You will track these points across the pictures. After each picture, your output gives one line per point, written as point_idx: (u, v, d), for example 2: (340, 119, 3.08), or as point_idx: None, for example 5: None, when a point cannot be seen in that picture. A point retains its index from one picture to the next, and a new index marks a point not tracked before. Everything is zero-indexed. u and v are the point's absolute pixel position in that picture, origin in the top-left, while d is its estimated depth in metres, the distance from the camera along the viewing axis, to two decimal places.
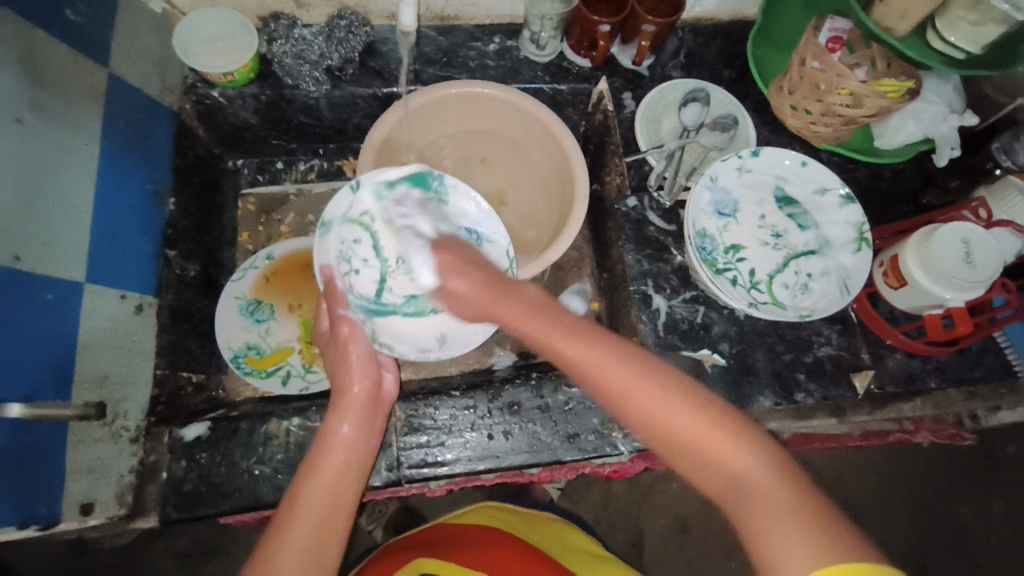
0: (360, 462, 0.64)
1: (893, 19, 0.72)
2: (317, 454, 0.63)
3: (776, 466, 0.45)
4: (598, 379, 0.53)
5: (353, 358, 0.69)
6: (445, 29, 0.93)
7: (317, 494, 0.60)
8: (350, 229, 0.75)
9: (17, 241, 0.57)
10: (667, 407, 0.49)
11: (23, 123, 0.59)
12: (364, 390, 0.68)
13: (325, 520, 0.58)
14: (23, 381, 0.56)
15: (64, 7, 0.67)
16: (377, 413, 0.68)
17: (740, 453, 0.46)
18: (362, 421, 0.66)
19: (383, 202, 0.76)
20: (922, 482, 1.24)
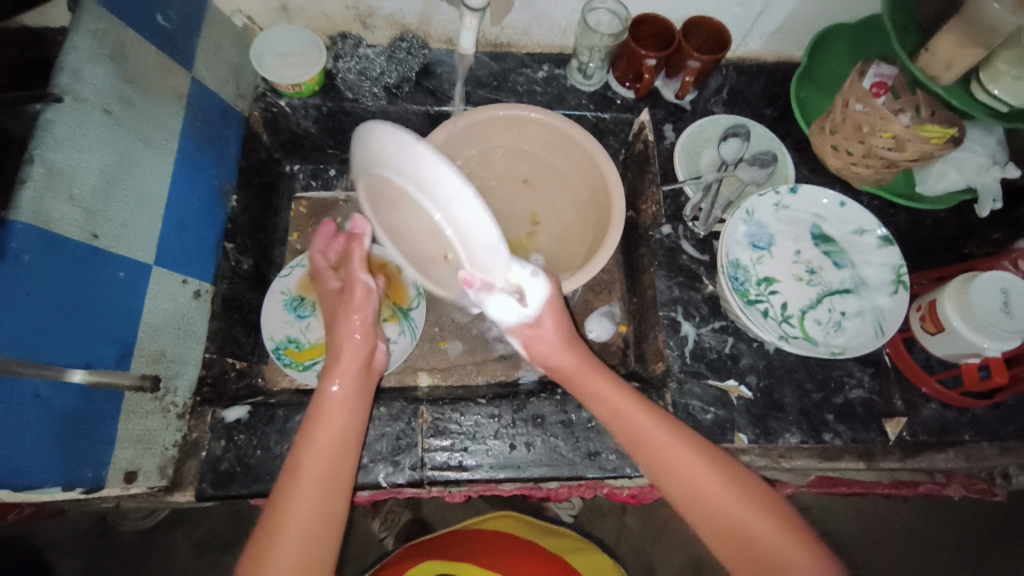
0: (354, 428, 0.67)
1: (938, 68, 0.73)
2: (314, 415, 0.66)
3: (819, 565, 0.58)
4: (672, 470, 0.65)
5: (353, 324, 0.71)
6: (497, 56, 0.99)
7: (313, 466, 0.62)
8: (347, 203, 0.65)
9: (96, 221, 0.63)
10: (729, 504, 0.62)
11: (111, 114, 0.66)
12: (354, 352, 0.71)
13: (325, 487, 0.62)
14: (88, 349, 0.61)
15: (158, 15, 0.74)
16: (367, 380, 0.71)
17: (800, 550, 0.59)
18: (353, 385, 0.69)
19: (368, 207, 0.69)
20: (953, 545, 1.19)
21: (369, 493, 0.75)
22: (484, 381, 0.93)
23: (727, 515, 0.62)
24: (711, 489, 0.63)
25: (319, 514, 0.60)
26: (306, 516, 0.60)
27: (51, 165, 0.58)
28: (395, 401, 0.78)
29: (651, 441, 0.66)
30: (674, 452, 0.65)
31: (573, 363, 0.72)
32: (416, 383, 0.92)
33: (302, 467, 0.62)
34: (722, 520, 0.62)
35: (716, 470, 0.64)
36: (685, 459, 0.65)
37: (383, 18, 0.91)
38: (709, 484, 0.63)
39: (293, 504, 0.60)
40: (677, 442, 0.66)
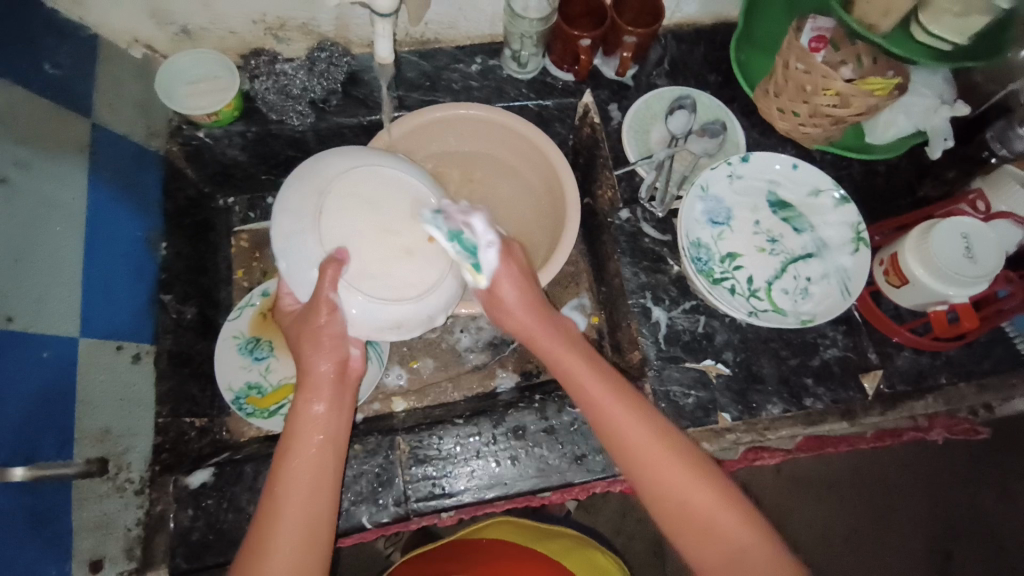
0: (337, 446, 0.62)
1: (876, 16, 0.72)
2: (292, 438, 0.61)
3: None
4: (647, 467, 0.60)
5: (323, 338, 0.61)
6: (426, 54, 0.93)
7: (292, 497, 0.58)
8: (298, 203, 0.59)
9: (8, 302, 0.58)
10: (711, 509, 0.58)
11: (9, 182, 0.61)
12: (330, 370, 0.63)
13: (309, 518, 0.58)
14: (22, 442, 0.56)
15: (44, 63, 0.68)
16: (346, 390, 0.65)
17: (746, 532, 0.57)
18: (331, 399, 0.63)
19: (289, 231, 0.59)
20: (939, 470, 1.23)
21: (355, 536, 0.72)
22: (462, 396, 0.91)
23: (682, 494, 0.58)
24: (668, 471, 0.59)
25: (307, 543, 0.57)
26: (292, 547, 0.56)
27: None
28: (369, 436, 0.75)
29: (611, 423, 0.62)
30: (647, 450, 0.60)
31: (534, 330, 0.67)
32: (393, 409, 0.89)
33: (279, 500, 0.58)
34: (677, 502, 0.59)
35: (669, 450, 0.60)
36: (643, 441, 0.60)
37: (296, 29, 0.84)
38: (680, 485, 0.59)
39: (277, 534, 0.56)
40: (636, 423, 0.61)
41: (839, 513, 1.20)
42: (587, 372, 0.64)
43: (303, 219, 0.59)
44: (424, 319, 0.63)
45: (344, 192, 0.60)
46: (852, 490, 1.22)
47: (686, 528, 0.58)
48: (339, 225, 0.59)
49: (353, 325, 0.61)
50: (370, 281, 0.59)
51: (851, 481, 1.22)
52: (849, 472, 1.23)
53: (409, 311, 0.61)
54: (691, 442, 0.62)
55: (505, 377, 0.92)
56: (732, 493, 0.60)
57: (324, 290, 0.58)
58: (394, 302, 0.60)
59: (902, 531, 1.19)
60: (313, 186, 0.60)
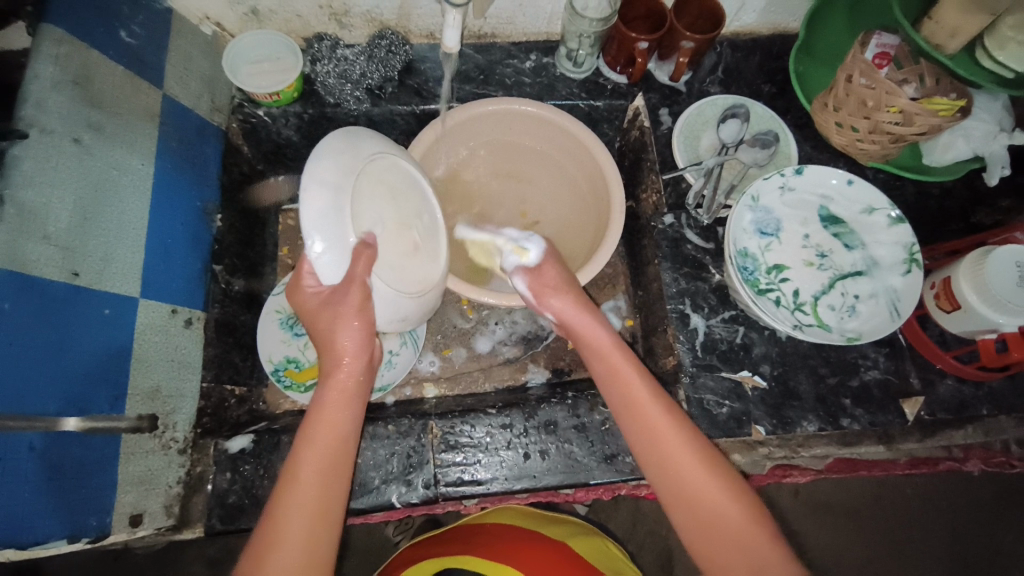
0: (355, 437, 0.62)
1: (943, 36, 0.70)
2: (311, 428, 0.61)
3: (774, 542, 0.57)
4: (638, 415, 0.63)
5: (347, 322, 0.60)
6: (482, 48, 0.94)
7: (311, 463, 0.59)
8: (330, 177, 0.57)
9: (75, 258, 0.60)
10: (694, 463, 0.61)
11: (81, 142, 0.63)
12: (354, 361, 0.63)
13: (324, 483, 0.58)
14: (79, 394, 0.58)
15: (121, 31, 0.71)
16: (366, 381, 0.65)
17: (753, 524, 0.58)
18: (353, 396, 0.63)
19: (324, 204, 0.55)
20: (962, 506, 1.20)
21: (383, 514, 0.73)
22: (492, 387, 0.91)
23: (698, 484, 0.60)
24: (686, 460, 0.61)
25: (318, 515, 0.57)
26: (307, 514, 0.57)
27: (22, 204, 0.56)
28: (403, 418, 0.76)
29: (636, 409, 0.64)
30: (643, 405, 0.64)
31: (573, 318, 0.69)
32: (423, 395, 0.90)
33: (300, 466, 0.58)
34: (686, 484, 0.60)
35: (689, 442, 0.62)
36: (666, 430, 0.62)
37: (359, 15, 0.86)
38: (674, 438, 0.62)
39: (294, 501, 0.57)
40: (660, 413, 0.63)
41: (859, 540, 1.17)
42: (620, 363, 0.66)
43: (340, 194, 0.57)
44: (422, 315, 0.68)
45: (370, 181, 0.61)
46: (872, 519, 1.19)
47: (675, 479, 0.61)
48: (366, 212, 0.59)
49: (373, 312, 0.61)
50: (393, 269, 0.61)
51: (872, 510, 1.19)
52: (869, 500, 1.20)
53: (416, 307, 0.65)
54: (708, 439, 0.63)
55: (535, 372, 0.92)
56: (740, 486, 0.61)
57: (359, 273, 0.57)
58: (411, 296, 0.63)
59: (920, 565, 1.16)
60: (343, 166, 0.58)
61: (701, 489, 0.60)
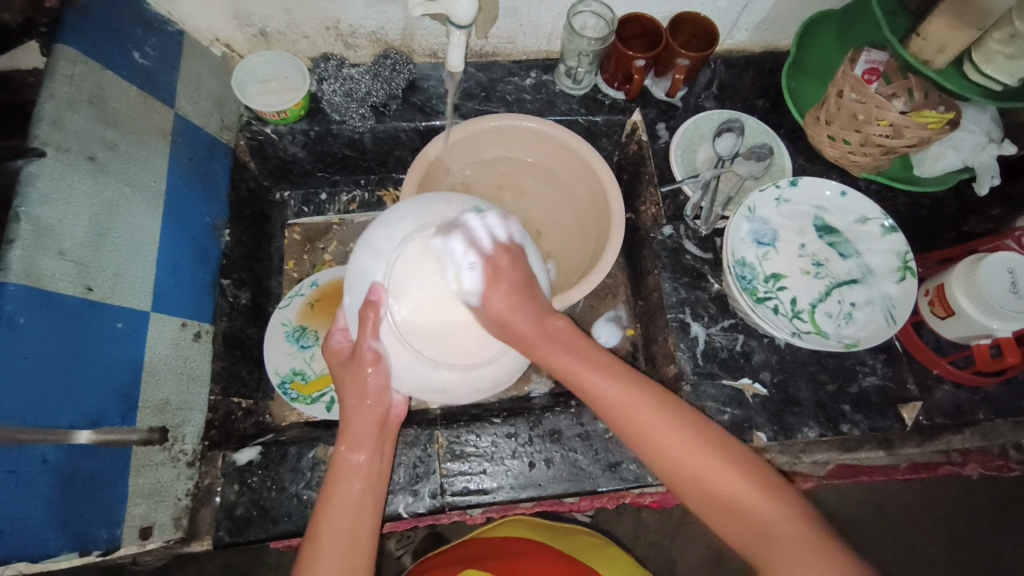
0: (377, 487, 0.63)
1: (931, 52, 0.73)
2: (332, 484, 0.62)
3: (799, 517, 0.52)
4: (620, 411, 0.58)
5: (367, 385, 0.61)
6: (483, 66, 0.97)
7: (338, 524, 0.59)
8: (378, 238, 0.59)
9: (89, 273, 0.61)
10: (687, 447, 0.56)
11: (95, 160, 0.64)
12: (373, 419, 0.63)
13: (353, 539, 0.59)
14: (90, 407, 0.59)
15: (134, 52, 0.73)
16: (387, 436, 0.66)
17: (767, 504, 0.53)
18: (373, 445, 0.64)
19: (366, 265, 0.59)
20: (964, 515, 1.20)
21: (390, 523, 0.74)
22: (496, 398, 0.92)
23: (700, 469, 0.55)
24: (684, 444, 0.56)
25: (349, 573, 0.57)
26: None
27: (38, 221, 0.57)
28: (409, 428, 0.77)
29: (611, 403, 0.58)
30: (618, 401, 0.58)
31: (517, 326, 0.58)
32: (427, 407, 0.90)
33: (327, 529, 0.59)
34: (688, 472, 0.55)
35: (677, 422, 0.57)
36: (649, 417, 0.57)
37: (365, 36, 0.89)
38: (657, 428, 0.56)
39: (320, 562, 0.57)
40: (645, 400, 0.58)
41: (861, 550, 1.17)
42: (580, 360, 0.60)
43: (375, 257, 0.58)
44: (474, 390, 0.61)
45: (422, 243, 0.58)
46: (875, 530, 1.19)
47: (675, 471, 0.56)
48: (409, 276, 0.57)
49: (397, 378, 0.60)
50: (419, 337, 0.57)
51: (875, 520, 1.19)
52: (872, 511, 1.20)
53: (456, 381, 0.59)
54: (697, 416, 0.58)
55: (539, 382, 0.93)
56: (747, 462, 0.56)
57: (366, 338, 0.57)
58: (435, 369, 0.58)
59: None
60: (395, 229, 0.59)
61: (694, 468, 0.55)
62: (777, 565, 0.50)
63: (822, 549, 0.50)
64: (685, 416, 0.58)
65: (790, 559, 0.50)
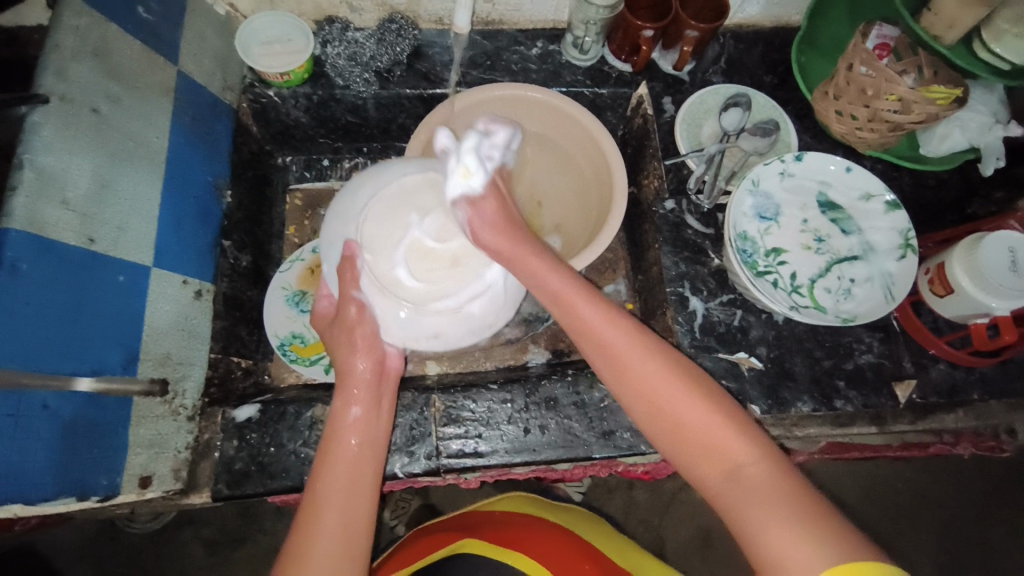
0: (375, 442, 0.64)
1: (942, 27, 0.72)
2: (329, 440, 0.63)
3: (771, 458, 0.53)
4: (602, 346, 0.61)
5: (357, 335, 0.65)
6: (489, 33, 0.96)
7: (338, 475, 0.60)
8: (346, 207, 0.66)
9: (92, 225, 0.61)
10: (665, 385, 0.58)
11: (98, 113, 0.64)
12: (367, 369, 0.65)
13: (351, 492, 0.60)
14: (92, 357, 0.60)
15: (137, 6, 0.72)
16: (385, 392, 0.67)
17: (738, 445, 0.54)
18: (371, 401, 0.66)
19: (338, 232, 0.65)
20: (950, 502, 1.23)
21: (385, 483, 0.75)
22: (494, 366, 0.93)
23: (673, 412, 0.57)
24: (660, 383, 0.58)
25: (348, 524, 0.58)
26: (337, 533, 0.57)
27: (42, 168, 0.57)
28: (406, 392, 0.77)
29: (596, 334, 0.61)
30: (604, 332, 0.61)
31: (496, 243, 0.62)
32: (425, 372, 0.91)
33: (325, 479, 0.60)
34: (660, 408, 0.58)
35: (655, 358, 0.60)
36: (632, 352, 0.60)
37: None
38: (637, 360, 0.59)
39: (322, 513, 0.58)
40: (635, 345, 0.60)
41: None
42: (566, 286, 0.62)
43: (346, 224, 0.64)
44: (466, 332, 0.65)
45: (388, 204, 0.63)
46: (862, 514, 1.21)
47: (651, 408, 0.58)
48: (378, 231, 0.63)
49: (385, 329, 0.64)
50: (398, 283, 0.62)
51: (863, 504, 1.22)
52: (860, 495, 1.23)
53: (447, 323, 0.63)
54: (680, 356, 0.61)
55: (536, 353, 0.94)
56: (725, 403, 0.57)
57: (348, 290, 0.63)
58: (424, 314, 0.62)
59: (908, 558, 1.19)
60: (362, 195, 0.65)
61: (670, 401, 0.57)
62: (745, 502, 0.51)
63: (790, 489, 0.50)
64: (667, 358, 0.60)
65: (756, 498, 0.50)
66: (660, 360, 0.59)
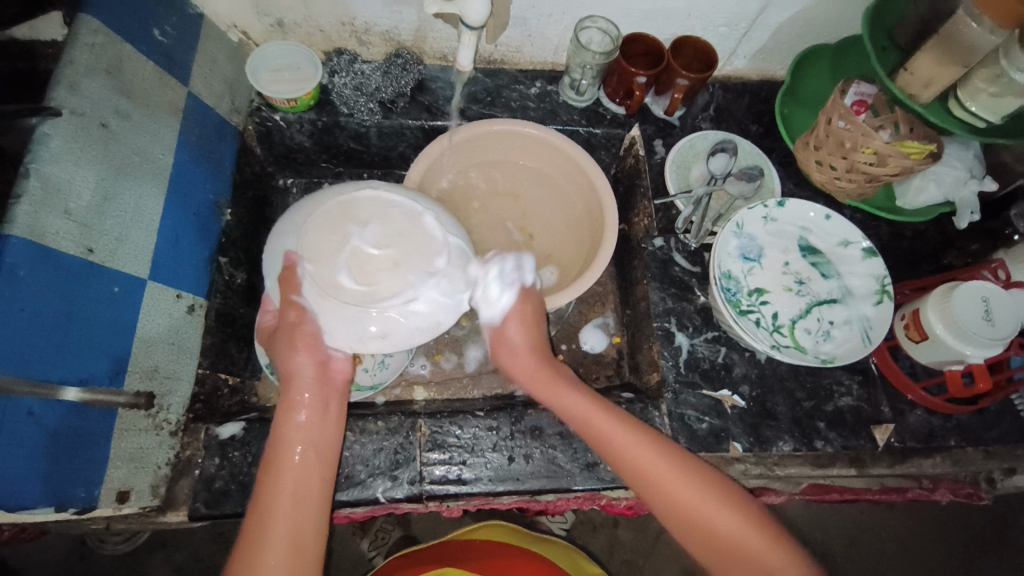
0: (319, 446, 0.65)
1: (917, 86, 0.77)
2: (274, 448, 0.63)
3: (811, 574, 0.59)
4: (640, 467, 0.66)
5: (297, 337, 0.63)
6: (490, 72, 1.01)
7: (285, 485, 0.61)
8: (287, 222, 0.66)
9: (92, 235, 0.62)
10: (705, 506, 0.63)
11: (108, 127, 0.66)
12: (311, 373, 0.65)
13: (299, 503, 0.60)
14: (80, 367, 0.60)
15: (155, 29, 0.75)
16: (331, 397, 0.67)
17: (782, 562, 0.59)
18: (315, 406, 0.66)
19: (279, 246, 0.64)
20: (932, 552, 1.23)
21: (366, 508, 0.74)
22: (480, 394, 0.93)
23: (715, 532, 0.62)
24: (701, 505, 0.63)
25: (298, 537, 0.59)
26: (286, 546, 0.58)
27: (47, 178, 0.59)
28: (392, 415, 0.78)
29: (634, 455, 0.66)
30: (642, 454, 0.66)
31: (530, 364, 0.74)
32: (412, 397, 0.92)
33: (274, 489, 0.60)
34: (703, 528, 0.62)
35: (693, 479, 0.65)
36: (671, 474, 0.65)
37: (379, 35, 0.92)
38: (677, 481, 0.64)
39: (270, 526, 0.58)
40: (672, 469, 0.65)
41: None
42: (597, 411, 0.70)
43: (287, 237, 0.64)
44: (414, 330, 0.64)
45: (328, 216, 0.63)
46: (844, 560, 1.21)
47: (693, 531, 0.63)
48: (318, 241, 0.62)
49: (330, 333, 0.63)
50: (341, 289, 0.61)
51: (846, 550, 1.22)
52: (843, 541, 1.23)
53: (394, 322, 0.62)
54: (715, 473, 0.66)
55: None
56: (760, 520, 0.63)
57: (289, 294, 0.61)
58: (370, 314, 0.61)
59: None
60: (305, 211, 0.65)
61: (711, 521, 0.62)
62: None
63: None
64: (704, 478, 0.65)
65: None
66: (691, 479, 0.64)
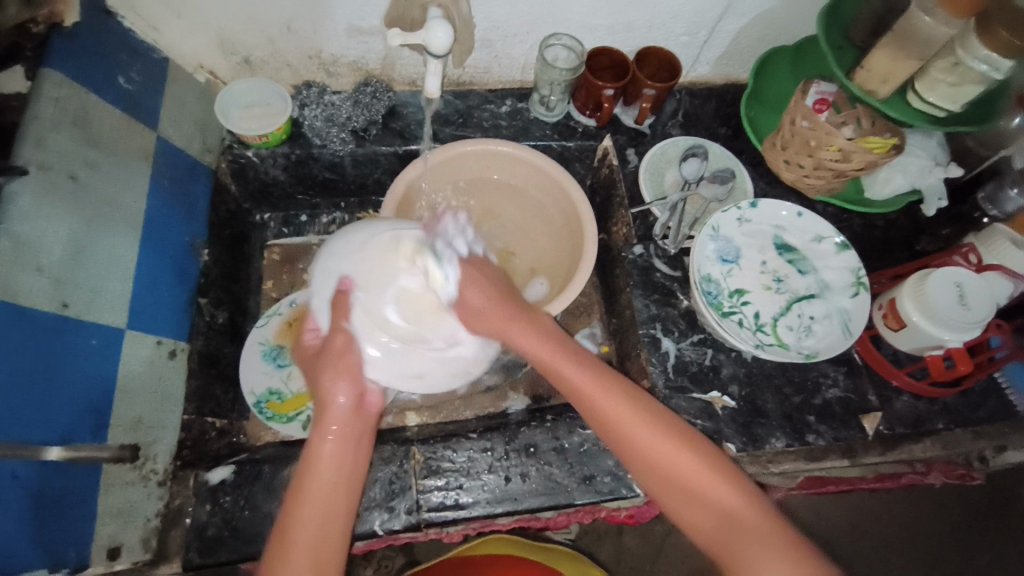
0: (350, 478, 0.62)
1: (875, 82, 0.79)
2: (305, 474, 0.61)
3: (763, 511, 0.57)
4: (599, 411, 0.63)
5: (342, 365, 0.64)
6: (461, 93, 1.02)
7: (310, 515, 0.58)
8: (339, 245, 0.69)
9: (66, 289, 0.62)
10: (660, 445, 0.61)
11: (76, 179, 0.66)
12: (347, 403, 0.64)
13: (325, 538, 0.58)
14: (60, 425, 0.59)
15: (120, 76, 0.75)
16: (365, 426, 0.65)
17: (732, 496, 0.58)
18: (348, 434, 0.63)
19: (332, 270, 0.68)
20: (933, 532, 1.24)
21: (365, 542, 0.73)
22: (473, 415, 0.93)
23: (672, 471, 0.60)
24: (660, 450, 0.60)
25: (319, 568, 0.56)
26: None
27: (17, 236, 0.58)
28: (385, 445, 0.77)
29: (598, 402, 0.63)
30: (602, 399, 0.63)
31: (498, 317, 0.65)
32: (405, 424, 0.91)
33: (299, 518, 0.58)
34: (663, 469, 0.60)
35: (655, 424, 0.62)
36: (629, 418, 0.62)
37: (346, 65, 0.92)
38: (645, 435, 0.61)
39: (291, 561, 0.56)
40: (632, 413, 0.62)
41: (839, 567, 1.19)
42: (560, 356, 0.65)
43: (339, 260, 0.68)
44: (447, 374, 0.69)
45: (382, 247, 0.66)
46: (849, 549, 1.22)
47: (651, 471, 0.61)
48: (371, 269, 0.65)
49: (370, 366, 0.65)
50: (391, 325, 0.64)
51: (848, 536, 1.23)
52: (845, 529, 1.24)
53: (431, 363, 0.67)
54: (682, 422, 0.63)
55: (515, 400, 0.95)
56: (719, 459, 0.61)
57: (340, 322, 0.65)
58: (411, 354, 0.65)
59: None
60: (358, 237, 0.68)
61: (667, 463, 0.60)
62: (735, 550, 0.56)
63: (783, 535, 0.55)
64: (662, 421, 0.62)
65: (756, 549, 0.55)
66: (659, 429, 0.61)
